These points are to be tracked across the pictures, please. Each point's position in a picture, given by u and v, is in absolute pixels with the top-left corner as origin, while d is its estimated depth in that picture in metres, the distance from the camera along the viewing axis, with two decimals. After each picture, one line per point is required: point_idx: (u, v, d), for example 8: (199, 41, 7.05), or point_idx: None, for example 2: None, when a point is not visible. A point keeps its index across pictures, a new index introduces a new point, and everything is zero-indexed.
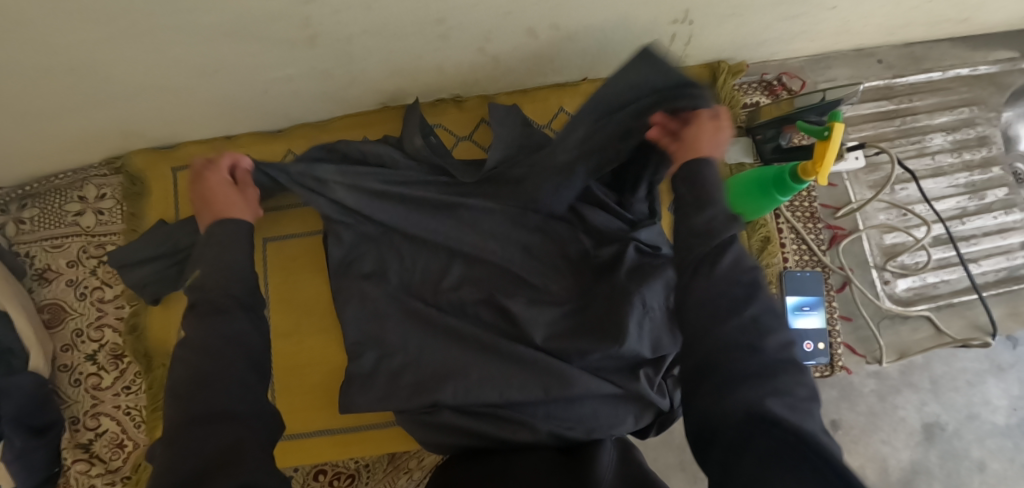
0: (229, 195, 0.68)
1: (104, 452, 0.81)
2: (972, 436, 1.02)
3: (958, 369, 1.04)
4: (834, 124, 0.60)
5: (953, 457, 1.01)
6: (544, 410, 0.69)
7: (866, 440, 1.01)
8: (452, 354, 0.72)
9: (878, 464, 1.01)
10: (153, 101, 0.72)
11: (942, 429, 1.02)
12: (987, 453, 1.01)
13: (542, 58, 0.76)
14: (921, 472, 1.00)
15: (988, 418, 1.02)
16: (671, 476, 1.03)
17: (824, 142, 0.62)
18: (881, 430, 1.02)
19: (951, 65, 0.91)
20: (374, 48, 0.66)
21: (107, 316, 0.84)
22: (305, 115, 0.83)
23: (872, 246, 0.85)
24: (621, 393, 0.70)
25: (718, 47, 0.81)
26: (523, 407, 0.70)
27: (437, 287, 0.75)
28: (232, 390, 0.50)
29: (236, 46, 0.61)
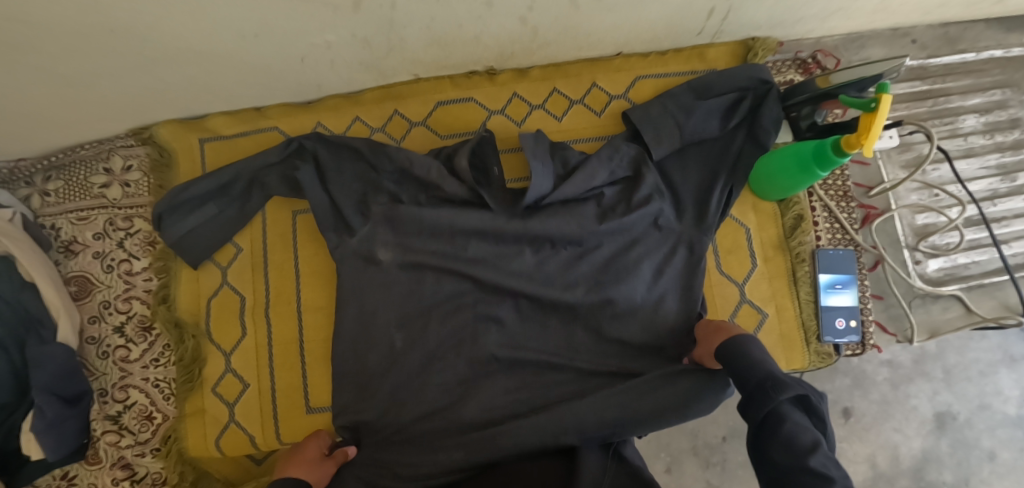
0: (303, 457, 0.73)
1: (132, 424, 0.81)
2: (982, 425, 1.02)
3: (969, 358, 1.04)
4: (882, 95, 0.60)
5: (963, 445, 1.01)
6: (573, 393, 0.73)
7: (877, 428, 1.01)
8: (488, 337, 0.76)
9: (889, 451, 1.01)
10: (190, 67, 0.71)
11: (953, 418, 1.02)
12: (998, 442, 1.01)
13: (580, 29, 0.76)
14: (930, 460, 1.01)
15: (998, 408, 1.02)
16: (685, 460, 1.03)
17: (869, 115, 0.62)
18: (893, 418, 1.02)
19: (985, 47, 0.92)
20: (416, 13, 0.65)
21: (135, 288, 0.84)
22: (339, 87, 0.83)
23: (904, 226, 0.85)
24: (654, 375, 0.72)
25: (755, 22, 0.81)
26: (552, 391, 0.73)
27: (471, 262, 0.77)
28: None
29: (279, 9, 0.61)
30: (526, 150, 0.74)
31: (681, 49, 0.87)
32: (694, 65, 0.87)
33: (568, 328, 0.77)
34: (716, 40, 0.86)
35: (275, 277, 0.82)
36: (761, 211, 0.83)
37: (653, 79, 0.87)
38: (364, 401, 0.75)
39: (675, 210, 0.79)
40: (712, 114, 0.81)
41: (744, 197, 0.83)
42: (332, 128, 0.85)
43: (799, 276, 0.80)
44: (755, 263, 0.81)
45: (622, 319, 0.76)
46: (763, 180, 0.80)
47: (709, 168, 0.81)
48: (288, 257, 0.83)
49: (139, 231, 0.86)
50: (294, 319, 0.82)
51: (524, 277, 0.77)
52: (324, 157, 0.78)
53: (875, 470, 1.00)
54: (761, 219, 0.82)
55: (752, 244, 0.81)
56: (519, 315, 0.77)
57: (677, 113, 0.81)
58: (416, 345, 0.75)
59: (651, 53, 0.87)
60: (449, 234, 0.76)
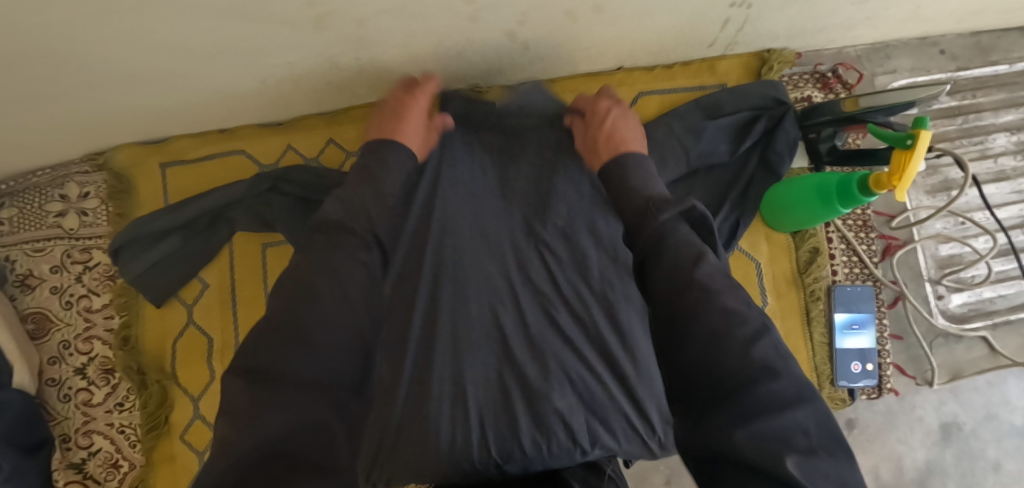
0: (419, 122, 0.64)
1: (97, 472, 0.76)
2: (989, 436, 0.97)
3: None
4: (921, 131, 0.53)
5: (969, 456, 0.96)
6: (588, 441, 0.61)
7: (882, 438, 0.96)
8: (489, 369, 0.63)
9: (893, 463, 0.95)
10: (139, 90, 0.63)
11: (959, 429, 0.97)
12: (1003, 453, 0.97)
13: (579, 44, 0.68)
14: (936, 472, 0.96)
15: (1006, 419, 0.98)
16: (683, 474, 1.00)
17: (905, 151, 0.55)
18: (897, 429, 0.97)
19: (1019, 58, 0.84)
20: (390, 30, 0.57)
21: (96, 327, 0.78)
22: (311, 106, 0.75)
23: (927, 258, 0.79)
24: (668, 419, 0.67)
25: (774, 33, 0.73)
26: (565, 431, 0.61)
27: (464, 280, 0.67)
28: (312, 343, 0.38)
29: (232, 28, 0.53)
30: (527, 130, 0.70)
31: (690, 61, 0.78)
32: (704, 79, 0.78)
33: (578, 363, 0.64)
34: (729, 52, 0.77)
35: (246, 315, 0.77)
36: (775, 242, 0.76)
37: (659, 94, 0.78)
38: None
39: None
40: (720, 135, 0.73)
41: (757, 227, 0.76)
42: (304, 151, 0.78)
43: (815, 315, 0.74)
44: (766, 301, 0.75)
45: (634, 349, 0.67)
46: (779, 210, 0.72)
47: (714, 197, 0.73)
48: (259, 293, 0.77)
49: (99, 263, 0.79)
50: None
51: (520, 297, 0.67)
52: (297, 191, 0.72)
53: (878, 482, 0.95)
54: (773, 251, 0.75)
55: (763, 280, 0.75)
56: (523, 346, 0.64)
57: (685, 136, 0.72)
58: (398, 381, 0.62)
59: (656, 66, 0.78)
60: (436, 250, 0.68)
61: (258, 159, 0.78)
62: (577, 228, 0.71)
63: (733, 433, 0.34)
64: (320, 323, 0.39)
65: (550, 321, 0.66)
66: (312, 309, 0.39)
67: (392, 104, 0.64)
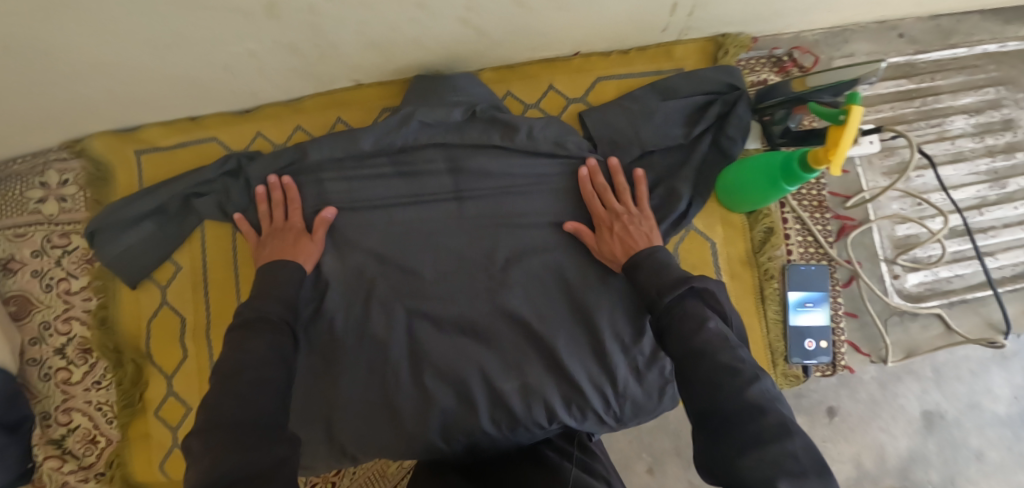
0: (301, 240, 0.71)
1: (76, 448, 0.79)
2: (971, 425, 1.01)
3: (961, 358, 1.02)
4: (852, 107, 0.54)
5: (951, 445, 1.00)
6: (545, 418, 0.69)
7: (864, 428, 1.00)
8: (434, 341, 0.72)
9: (875, 451, 1.00)
10: (106, 78, 0.66)
11: (941, 417, 1.01)
12: (987, 442, 1.00)
13: (532, 30, 0.69)
14: (918, 460, 1.00)
15: (989, 408, 1.01)
16: (667, 462, 1.03)
17: (838, 128, 0.55)
18: (880, 418, 1.01)
19: (979, 41, 0.85)
20: (342, 17, 0.60)
21: (75, 308, 0.81)
22: (276, 94, 0.78)
23: (884, 238, 0.80)
24: (610, 386, 0.71)
25: (726, 18, 0.74)
26: (522, 406, 0.69)
27: (419, 259, 0.74)
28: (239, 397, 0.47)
29: (187, 17, 0.55)
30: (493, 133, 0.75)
31: (646, 47, 0.80)
32: (661, 64, 0.80)
33: (521, 336, 0.72)
34: (684, 37, 0.78)
35: (216, 294, 0.79)
36: (730, 224, 0.77)
37: (616, 80, 0.80)
38: (306, 404, 0.70)
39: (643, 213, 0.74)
40: (675, 120, 0.75)
41: (712, 208, 0.77)
42: (272, 137, 0.81)
43: (769, 292, 0.75)
44: (722, 281, 0.76)
45: (572, 319, 0.73)
46: (732, 191, 0.73)
47: (669, 178, 0.75)
48: (230, 276, 0.79)
49: (77, 248, 0.82)
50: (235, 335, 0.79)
51: (463, 275, 0.74)
52: (254, 176, 0.75)
53: (860, 470, 1.00)
54: (729, 233, 0.77)
55: (720, 261, 0.76)
56: (464, 323, 0.72)
57: (637, 117, 0.75)
58: (368, 355, 0.72)
59: (612, 51, 0.80)
60: (391, 244, 0.75)
61: (228, 145, 0.81)
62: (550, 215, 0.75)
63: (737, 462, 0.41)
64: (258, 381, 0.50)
65: (493, 298, 0.73)
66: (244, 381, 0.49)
67: (279, 236, 0.71)
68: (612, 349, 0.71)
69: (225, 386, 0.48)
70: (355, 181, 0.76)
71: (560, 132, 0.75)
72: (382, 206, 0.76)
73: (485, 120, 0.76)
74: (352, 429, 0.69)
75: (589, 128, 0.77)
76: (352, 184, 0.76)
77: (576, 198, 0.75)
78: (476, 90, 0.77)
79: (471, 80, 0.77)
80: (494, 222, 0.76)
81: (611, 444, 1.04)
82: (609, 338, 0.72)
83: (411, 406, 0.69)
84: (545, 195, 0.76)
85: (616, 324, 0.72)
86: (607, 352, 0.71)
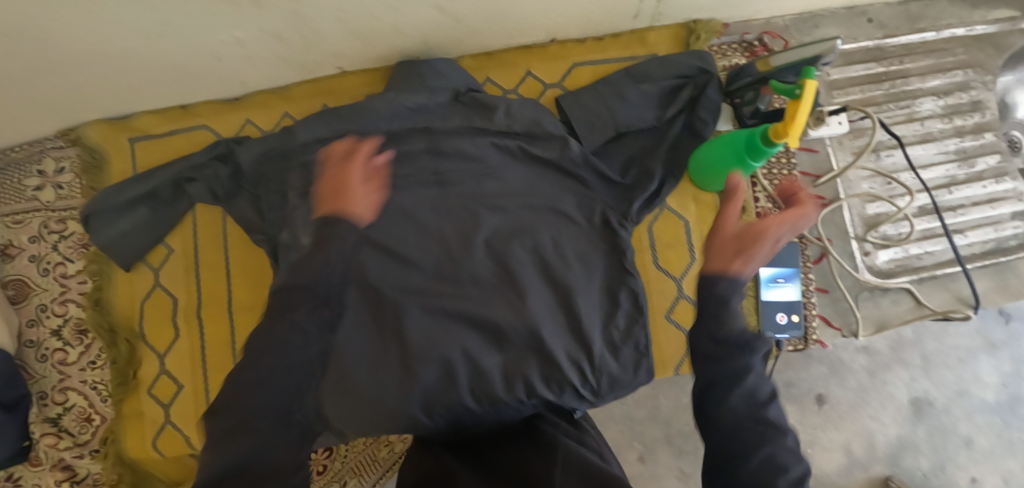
0: (363, 187, 0.49)
1: (72, 426, 0.81)
2: (960, 412, 1.04)
3: (949, 345, 1.05)
4: (806, 82, 0.56)
5: (940, 431, 1.04)
6: (525, 394, 0.70)
7: (853, 415, 1.03)
8: (416, 322, 0.72)
9: (865, 439, 1.03)
10: (100, 66, 0.69)
11: (930, 404, 1.04)
12: (975, 429, 1.04)
13: (507, 16, 0.72)
14: (907, 447, 1.03)
15: (978, 395, 1.05)
16: (658, 449, 1.05)
17: (794, 103, 0.58)
18: (869, 405, 1.04)
19: (947, 25, 0.86)
20: (323, 6, 0.63)
21: (71, 291, 0.83)
22: (264, 82, 0.81)
23: (854, 216, 0.82)
24: (586, 361, 0.73)
25: (694, 5, 0.76)
26: (502, 386, 0.71)
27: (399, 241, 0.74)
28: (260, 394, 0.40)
29: (175, 6, 0.58)
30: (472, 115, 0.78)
31: (620, 34, 0.83)
32: (635, 50, 0.82)
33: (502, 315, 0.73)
34: (656, 23, 0.81)
35: (207, 277, 0.81)
36: (702, 201, 0.80)
37: (592, 65, 0.82)
38: None
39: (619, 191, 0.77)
40: (648, 102, 0.78)
41: (684, 186, 0.81)
42: (261, 124, 0.84)
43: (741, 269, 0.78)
44: (695, 257, 0.79)
45: (550, 297, 0.75)
46: (701, 169, 0.77)
47: (643, 157, 0.78)
48: (220, 259, 0.82)
49: (74, 233, 0.85)
50: (224, 317, 0.81)
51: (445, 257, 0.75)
52: (242, 160, 0.78)
53: (850, 457, 1.03)
54: (701, 210, 0.80)
55: (692, 236, 0.79)
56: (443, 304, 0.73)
57: (611, 98, 0.78)
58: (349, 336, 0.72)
59: (587, 38, 0.83)
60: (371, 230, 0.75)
61: (218, 132, 0.84)
62: (530, 195, 0.77)
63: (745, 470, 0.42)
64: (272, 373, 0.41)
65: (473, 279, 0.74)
66: (259, 374, 0.40)
67: (332, 179, 0.50)
68: (588, 324, 0.74)
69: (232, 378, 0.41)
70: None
71: (537, 114, 0.77)
72: None
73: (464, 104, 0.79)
74: (335, 405, 0.71)
75: (565, 111, 0.80)
76: None
77: (553, 179, 0.77)
78: (456, 76, 0.80)
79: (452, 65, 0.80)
80: (474, 199, 0.76)
81: (602, 432, 1.04)
82: (586, 314, 0.74)
83: (394, 384, 0.71)
84: (524, 175, 0.77)
85: (592, 301, 0.75)
86: (584, 327, 0.74)
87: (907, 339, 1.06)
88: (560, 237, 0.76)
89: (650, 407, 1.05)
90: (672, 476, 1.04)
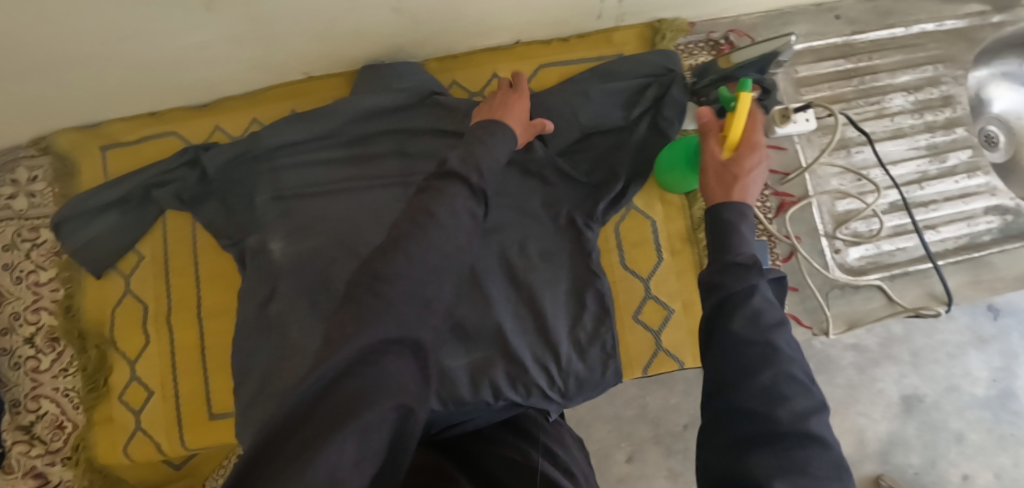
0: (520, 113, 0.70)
1: (44, 433, 0.81)
2: (950, 407, 1.03)
3: (937, 341, 1.05)
4: (743, 93, 0.53)
5: (931, 428, 1.03)
6: (491, 396, 0.69)
7: (843, 412, 1.03)
8: None
9: (855, 436, 1.02)
10: (63, 74, 0.69)
11: (920, 400, 1.04)
12: (966, 424, 1.03)
13: (467, 18, 0.72)
14: (898, 444, 1.03)
15: (968, 391, 1.04)
16: (647, 450, 1.03)
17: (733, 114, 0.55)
18: (859, 402, 1.04)
19: (917, 20, 0.86)
20: (279, 9, 0.63)
21: (43, 299, 0.83)
22: (232, 87, 0.81)
23: (824, 213, 0.82)
24: (552, 364, 0.72)
25: (657, 5, 0.76)
26: (468, 388, 0.70)
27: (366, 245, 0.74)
28: (400, 288, 0.47)
29: (130, 12, 0.59)
30: (439, 120, 0.79)
31: (586, 35, 0.83)
32: (601, 50, 0.82)
33: (468, 315, 0.73)
34: (621, 23, 0.81)
35: (177, 284, 0.82)
36: (670, 202, 0.80)
37: (558, 67, 0.82)
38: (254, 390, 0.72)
39: (585, 194, 0.77)
40: (613, 101, 0.77)
41: (651, 188, 0.80)
42: (230, 130, 0.84)
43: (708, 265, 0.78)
44: (661, 257, 0.79)
45: (517, 298, 0.75)
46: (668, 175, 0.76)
47: (610, 156, 0.77)
48: (190, 265, 0.82)
49: (46, 241, 0.85)
50: (195, 323, 0.81)
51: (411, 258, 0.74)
52: (209, 166, 0.78)
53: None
54: (668, 211, 0.80)
55: (660, 237, 0.79)
56: None
57: (577, 98, 0.77)
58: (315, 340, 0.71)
59: (553, 39, 0.83)
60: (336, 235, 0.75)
61: (188, 138, 0.84)
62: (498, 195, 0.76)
63: (743, 398, 0.40)
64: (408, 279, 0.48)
65: None
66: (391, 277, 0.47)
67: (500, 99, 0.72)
68: (553, 327, 0.73)
69: (370, 290, 0.46)
70: (311, 169, 0.79)
71: None
72: (332, 192, 0.78)
73: (430, 106, 0.79)
74: None
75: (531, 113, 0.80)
76: (307, 170, 0.79)
77: (520, 180, 0.77)
78: (421, 78, 0.80)
79: (417, 67, 0.80)
80: None
81: (591, 433, 1.03)
82: (550, 316, 0.74)
83: None
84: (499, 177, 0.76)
85: (558, 300, 0.75)
86: (549, 329, 0.73)
87: (896, 336, 1.05)
88: (534, 235, 0.76)
89: (638, 407, 1.04)
90: (661, 477, 1.03)
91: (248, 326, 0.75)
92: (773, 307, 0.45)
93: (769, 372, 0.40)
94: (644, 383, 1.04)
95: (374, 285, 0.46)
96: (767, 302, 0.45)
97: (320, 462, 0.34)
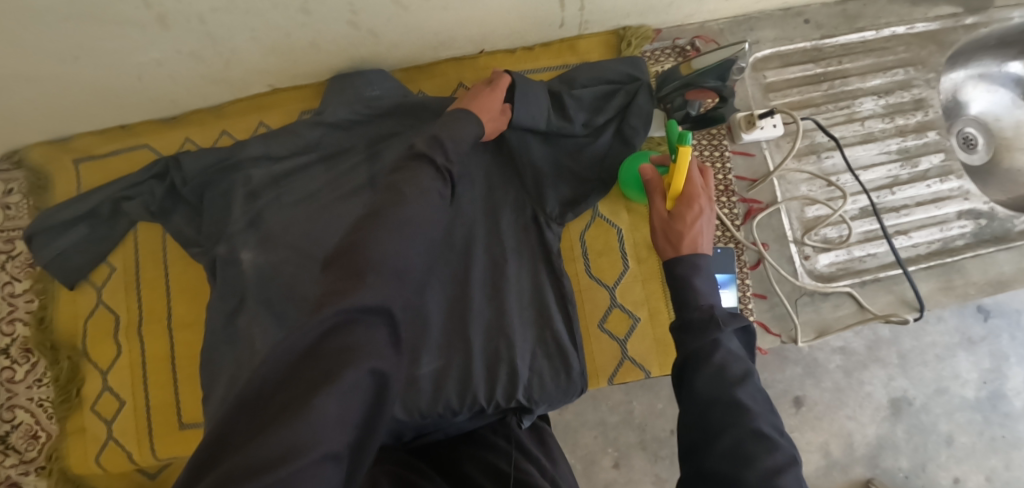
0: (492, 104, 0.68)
1: (19, 443, 0.83)
2: (939, 410, 1.02)
3: (926, 343, 1.03)
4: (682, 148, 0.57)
5: (920, 431, 1.01)
6: (456, 404, 0.68)
7: (830, 415, 1.01)
8: None
9: (843, 439, 1.01)
10: (27, 91, 0.70)
11: (909, 403, 1.02)
12: (956, 427, 1.02)
13: (425, 29, 0.72)
14: (887, 447, 1.01)
15: (958, 392, 1.03)
16: (632, 455, 1.02)
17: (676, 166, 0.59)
18: (847, 405, 1.02)
19: (887, 24, 0.85)
20: (233, 25, 0.63)
21: (18, 310, 0.84)
22: (200, 100, 0.82)
23: (793, 219, 0.81)
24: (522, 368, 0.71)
25: (620, 12, 0.76)
26: (432, 393, 0.68)
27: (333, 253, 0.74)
28: (380, 249, 0.45)
29: (82, 30, 0.59)
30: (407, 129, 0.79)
31: (550, 43, 0.83)
32: (566, 59, 0.83)
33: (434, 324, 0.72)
34: (585, 31, 0.81)
35: (148, 295, 0.83)
36: (636, 210, 0.80)
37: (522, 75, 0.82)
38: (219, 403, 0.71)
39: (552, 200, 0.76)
40: (578, 107, 0.77)
41: (617, 199, 0.80)
42: (200, 142, 0.85)
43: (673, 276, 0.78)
44: (627, 266, 0.79)
45: (483, 306, 0.73)
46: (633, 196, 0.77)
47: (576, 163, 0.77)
48: (161, 276, 0.83)
49: (21, 253, 0.86)
50: (166, 335, 0.82)
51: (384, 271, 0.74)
52: (176, 178, 0.78)
53: (829, 458, 1.00)
54: (635, 219, 0.80)
55: (626, 245, 0.79)
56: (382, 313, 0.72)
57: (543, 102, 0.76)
58: None
59: (517, 48, 0.83)
60: (302, 245, 0.75)
61: (159, 150, 0.85)
62: (462, 200, 0.75)
63: (714, 458, 0.43)
64: (389, 242, 0.46)
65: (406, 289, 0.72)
66: (372, 241, 0.45)
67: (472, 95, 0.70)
68: (520, 333, 0.73)
69: (352, 255, 0.44)
70: (276, 176, 0.78)
71: None
72: (297, 200, 0.77)
73: (395, 116, 0.80)
74: None
75: None
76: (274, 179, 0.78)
77: (487, 188, 0.77)
78: (385, 88, 0.80)
79: (383, 75, 0.81)
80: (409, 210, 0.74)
81: (577, 439, 1.02)
82: (516, 323, 0.73)
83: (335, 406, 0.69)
84: (469, 185, 0.75)
85: (522, 307, 0.75)
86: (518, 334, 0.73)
87: (883, 339, 1.03)
88: (503, 243, 0.75)
89: (624, 412, 1.03)
90: (647, 482, 1.02)
91: (214, 337, 0.74)
92: (738, 360, 0.48)
93: (734, 432, 0.44)
94: (630, 388, 1.03)
95: (352, 252, 0.44)
96: (733, 356, 0.48)
97: (308, 420, 0.33)
